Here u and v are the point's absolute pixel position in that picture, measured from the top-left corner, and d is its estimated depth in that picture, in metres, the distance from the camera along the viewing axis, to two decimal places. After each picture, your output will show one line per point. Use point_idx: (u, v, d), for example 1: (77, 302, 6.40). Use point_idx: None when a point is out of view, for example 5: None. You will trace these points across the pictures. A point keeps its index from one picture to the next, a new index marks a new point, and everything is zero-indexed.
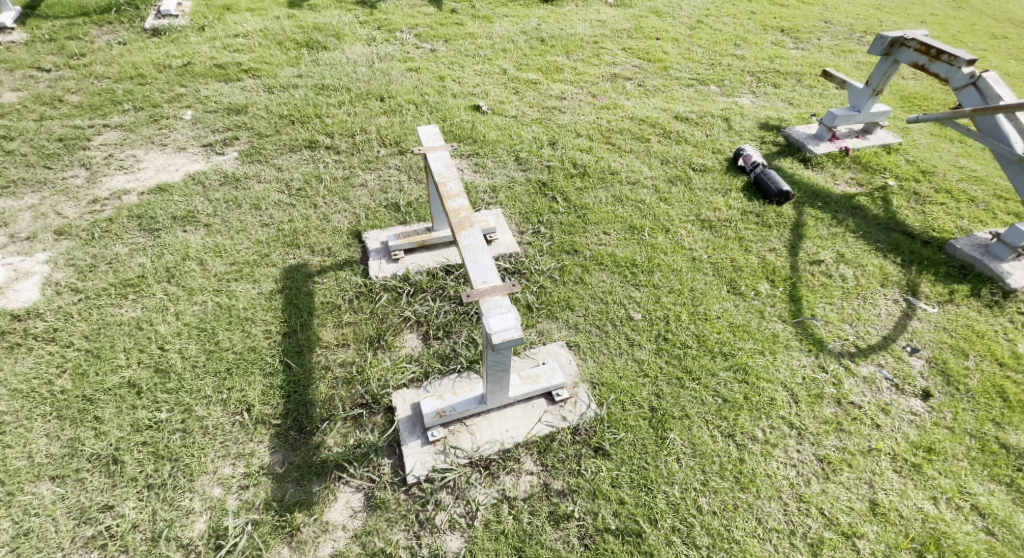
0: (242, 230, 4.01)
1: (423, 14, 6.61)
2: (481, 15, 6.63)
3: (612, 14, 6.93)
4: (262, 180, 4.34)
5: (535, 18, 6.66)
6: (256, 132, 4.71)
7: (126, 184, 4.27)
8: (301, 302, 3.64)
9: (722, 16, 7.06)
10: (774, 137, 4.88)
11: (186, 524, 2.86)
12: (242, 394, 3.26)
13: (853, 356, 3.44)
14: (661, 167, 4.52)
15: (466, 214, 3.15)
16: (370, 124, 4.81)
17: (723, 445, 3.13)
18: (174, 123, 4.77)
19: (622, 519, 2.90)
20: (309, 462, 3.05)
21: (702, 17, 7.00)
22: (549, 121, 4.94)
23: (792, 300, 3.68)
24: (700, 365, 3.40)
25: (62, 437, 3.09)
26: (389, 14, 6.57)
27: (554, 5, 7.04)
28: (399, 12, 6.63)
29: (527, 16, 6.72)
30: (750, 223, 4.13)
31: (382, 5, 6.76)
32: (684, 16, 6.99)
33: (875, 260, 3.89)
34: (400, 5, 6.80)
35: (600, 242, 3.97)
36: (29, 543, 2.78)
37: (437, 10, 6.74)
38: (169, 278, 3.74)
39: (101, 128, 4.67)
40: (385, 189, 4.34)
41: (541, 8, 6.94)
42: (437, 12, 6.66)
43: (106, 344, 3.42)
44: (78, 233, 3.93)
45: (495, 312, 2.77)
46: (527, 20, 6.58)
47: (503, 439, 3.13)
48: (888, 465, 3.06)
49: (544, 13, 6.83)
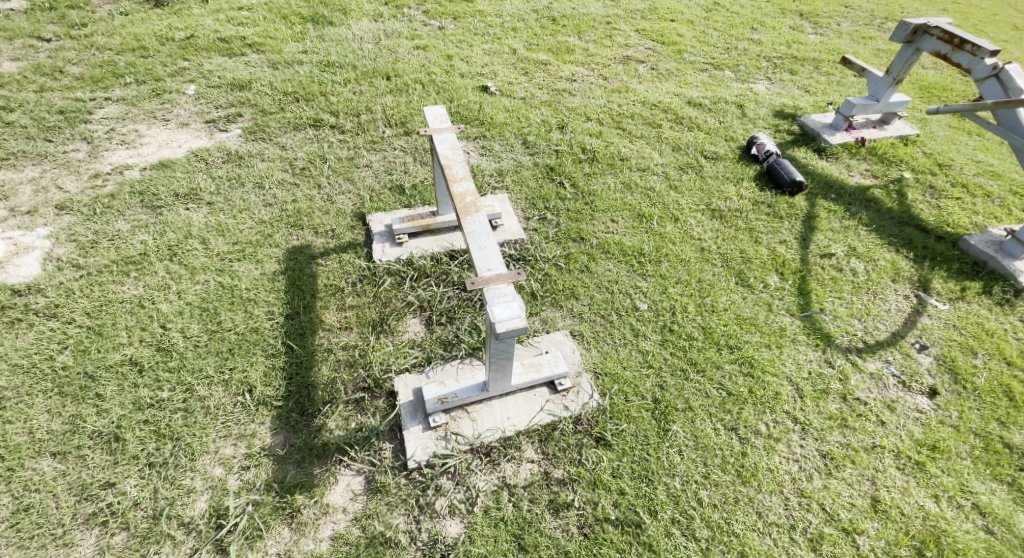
0: (245, 209, 3.96)
1: None
2: None
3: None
4: (265, 158, 4.28)
5: None
6: (260, 109, 4.63)
7: (128, 160, 4.21)
8: (304, 284, 3.61)
9: None
10: (788, 125, 4.78)
11: (186, 503, 2.86)
12: (244, 374, 3.24)
13: (860, 352, 3.40)
14: (672, 154, 4.44)
15: (471, 199, 3.10)
16: (376, 104, 4.73)
17: (725, 438, 3.11)
18: (177, 98, 4.69)
19: (621, 510, 2.90)
20: (310, 444, 3.04)
21: None
22: (558, 104, 4.84)
23: (801, 294, 3.63)
24: (705, 357, 3.36)
25: (63, 413, 3.09)
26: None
27: None
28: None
29: None
30: (760, 213, 4.06)
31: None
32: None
33: (887, 254, 3.83)
34: None
35: (607, 230, 3.91)
36: (31, 518, 2.80)
37: None
38: (171, 256, 3.71)
39: (103, 101, 4.60)
40: (390, 170, 4.27)
41: None
42: None
43: (107, 322, 3.40)
44: (80, 208, 3.89)
45: (499, 300, 2.73)
46: None
47: (505, 427, 3.11)
48: (892, 462, 3.03)
49: None
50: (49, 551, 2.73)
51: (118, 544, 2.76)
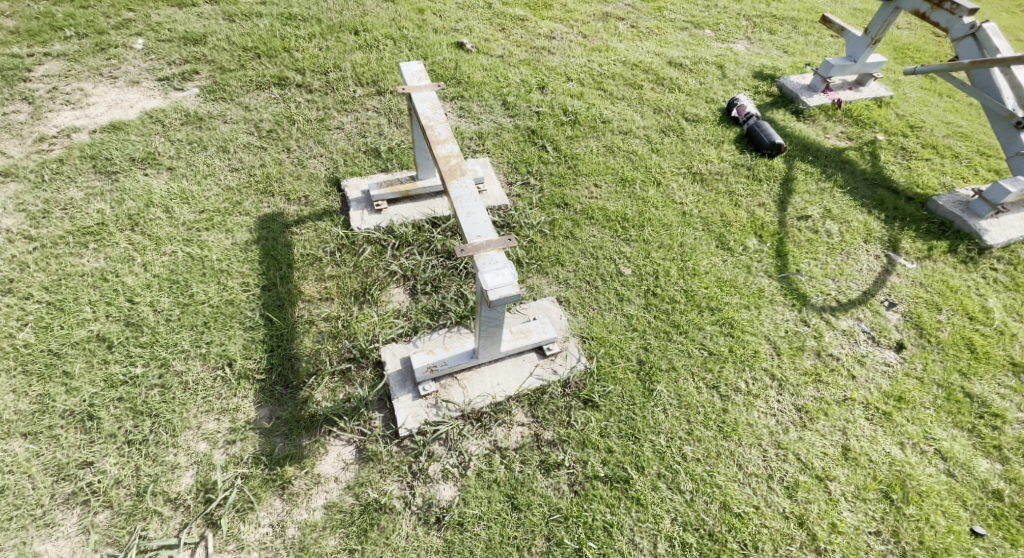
0: (210, 175, 3.74)
1: None
2: None
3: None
4: (228, 120, 4.03)
5: None
6: (219, 66, 4.33)
7: (75, 121, 3.90)
8: (280, 254, 3.47)
9: None
10: (767, 86, 4.79)
11: (172, 479, 2.79)
12: (222, 348, 3.14)
13: (834, 310, 3.54)
14: (654, 116, 4.40)
15: (456, 161, 3.01)
16: (345, 61, 4.49)
17: (707, 396, 3.21)
18: (125, 53, 4.33)
19: (610, 467, 2.97)
20: (297, 417, 2.99)
21: None
22: (537, 63, 4.70)
23: (779, 255, 3.72)
24: (688, 319, 3.44)
25: (30, 393, 2.94)
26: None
27: None
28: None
29: None
30: (740, 176, 4.10)
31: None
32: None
33: (860, 216, 3.94)
34: None
35: (591, 195, 3.88)
36: (5, 500, 2.68)
37: None
38: (133, 226, 3.50)
39: (42, 57, 4.20)
40: (364, 132, 4.09)
41: None
42: None
43: (69, 296, 3.21)
44: (26, 174, 3.60)
45: (491, 268, 2.70)
46: None
47: (495, 393, 3.14)
48: (861, 413, 3.20)
49: None
50: (28, 534, 2.63)
51: (102, 523, 2.68)
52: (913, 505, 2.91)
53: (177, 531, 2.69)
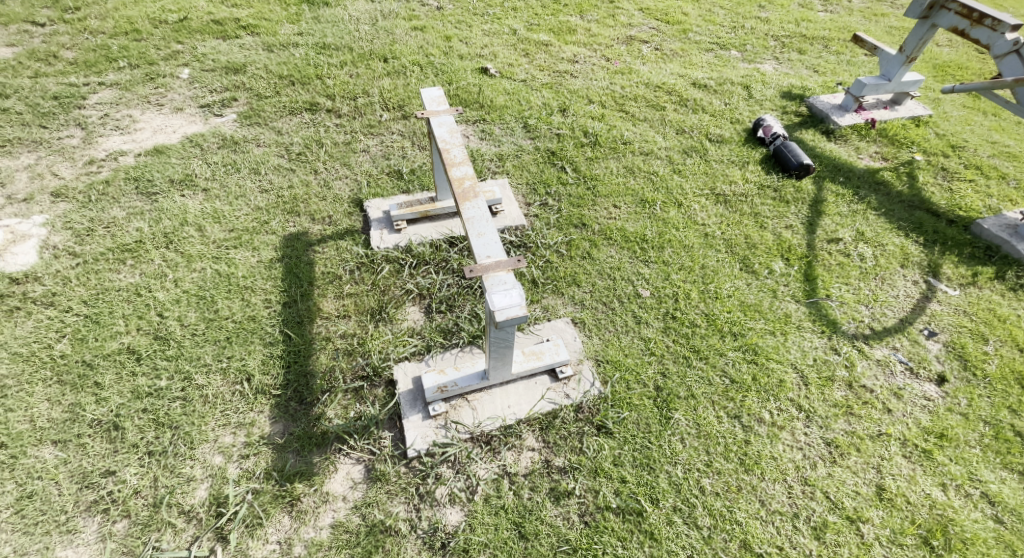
0: (241, 196, 3.90)
1: None
2: None
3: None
4: (261, 144, 4.21)
5: None
6: (255, 93, 4.55)
7: (123, 146, 4.14)
8: (302, 271, 3.56)
9: None
10: (796, 107, 4.67)
11: (186, 491, 2.85)
12: (242, 362, 3.22)
13: (867, 339, 3.36)
14: (676, 137, 4.34)
15: (469, 184, 3.04)
16: (373, 87, 4.64)
17: (728, 426, 3.08)
18: (171, 82, 4.60)
19: (623, 498, 2.87)
20: (309, 433, 3.02)
21: None
22: (559, 86, 4.74)
23: (807, 280, 3.57)
24: (708, 345, 3.34)
25: (63, 402, 3.08)
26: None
27: None
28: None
29: None
30: (766, 197, 3.97)
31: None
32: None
33: (896, 239, 3.75)
34: None
35: (610, 216, 3.84)
36: (32, 506, 2.79)
37: None
38: (168, 244, 3.66)
39: (97, 87, 4.50)
40: (388, 155, 4.20)
41: None
42: None
43: (105, 310, 3.37)
44: (75, 195, 3.84)
45: (499, 288, 2.71)
46: None
47: (505, 415, 3.09)
48: (898, 450, 3.00)
49: None
50: (51, 540, 2.73)
51: (119, 532, 2.76)
52: (956, 554, 2.69)
53: (188, 544, 2.73)
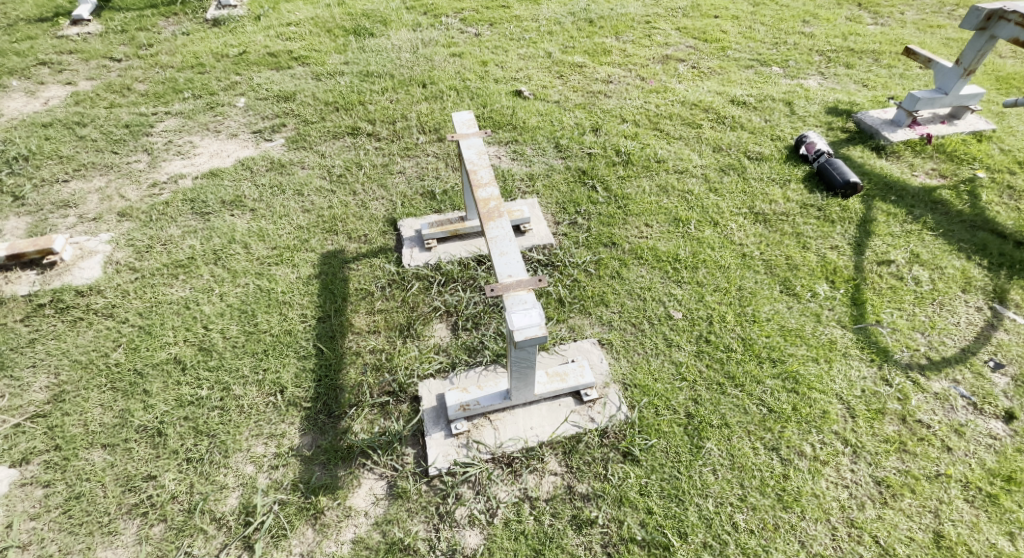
0: (285, 215, 4.07)
1: None
2: None
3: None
4: (305, 166, 4.40)
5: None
6: (303, 119, 4.78)
7: (183, 169, 4.44)
8: (336, 287, 3.67)
9: None
10: (843, 123, 4.55)
11: (219, 498, 2.92)
12: (276, 375, 3.32)
13: (923, 369, 3.13)
14: (713, 155, 4.29)
15: (495, 204, 3.03)
16: (411, 111, 4.80)
17: (765, 459, 2.89)
18: (229, 110, 4.92)
19: (649, 531, 2.73)
20: (336, 446, 3.06)
21: None
22: (593, 106, 4.75)
23: (854, 304, 3.39)
24: (745, 371, 3.17)
25: (114, 408, 3.23)
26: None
27: None
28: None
29: None
30: (809, 217, 3.85)
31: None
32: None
33: (956, 262, 3.54)
34: None
35: (641, 235, 3.77)
36: (80, 506, 2.91)
37: None
38: (216, 260, 3.86)
39: (163, 116, 4.87)
40: (423, 176, 4.31)
41: None
42: None
43: (157, 322, 3.56)
44: (139, 215, 4.12)
45: (519, 308, 2.66)
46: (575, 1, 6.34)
47: (527, 437, 3.02)
48: (959, 493, 2.74)
49: None
50: (94, 539, 2.83)
51: (156, 535, 2.85)
52: None
53: (218, 551, 2.79)
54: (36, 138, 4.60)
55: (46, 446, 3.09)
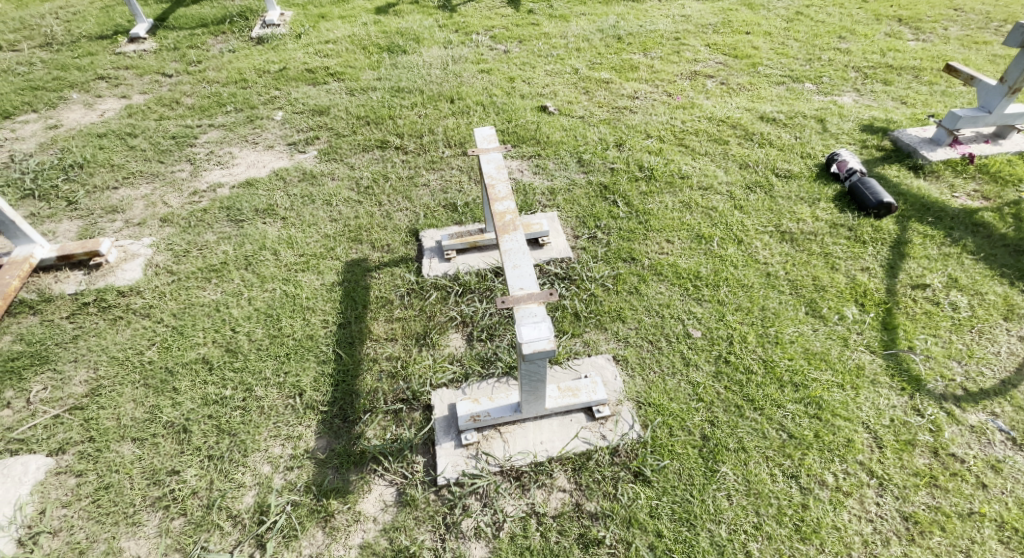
0: (313, 224, 4.19)
1: (501, 15, 6.58)
2: (558, 15, 6.52)
3: (699, 9, 6.52)
4: (335, 177, 4.53)
5: (613, 15, 6.44)
6: (335, 132, 4.94)
7: (221, 179, 4.63)
8: (358, 295, 3.73)
9: (828, 6, 6.45)
10: (879, 140, 4.42)
11: (236, 496, 2.97)
12: (296, 378, 3.37)
13: (958, 401, 3.00)
14: (740, 172, 4.22)
15: (511, 217, 3.04)
16: (438, 126, 4.91)
17: (784, 486, 2.79)
18: (267, 123, 5.12)
19: (656, 554, 2.66)
20: (349, 451, 3.08)
21: (803, 8, 6.42)
22: (618, 121, 4.74)
23: (885, 328, 3.28)
24: (764, 394, 3.07)
25: (145, 403, 3.34)
26: (468, 16, 6.61)
27: (636, 2, 6.75)
28: (477, 14, 6.65)
29: (606, 14, 6.51)
30: (840, 237, 3.75)
31: (462, 8, 6.82)
32: (781, 8, 6.45)
33: (998, 288, 3.41)
34: (479, 7, 6.82)
35: (661, 251, 3.73)
36: (107, 497, 2.99)
37: (515, 11, 6.69)
38: (247, 265, 3.97)
39: (207, 128, 5.10)
40: (446, 189, 4.39)
41: (621, 6, 6.69)
42: (515, 13, 6.61)
43: (188, 323, 3.67)
44: (179, 221, 4.30)
45: (529, 321, 2.65)
46: (604, 18, 6.38)
47: (537, 452, 2.98)
48: (992, 533, 2.62)
49: (624, 10, 6.57)
50: (119, 529, 2.91)
51: (176, 529, 2.90)
52: None
53: (232, 548, 2.83)
54: (91, 148, 4.89)
55: (81, 437, 3.21)
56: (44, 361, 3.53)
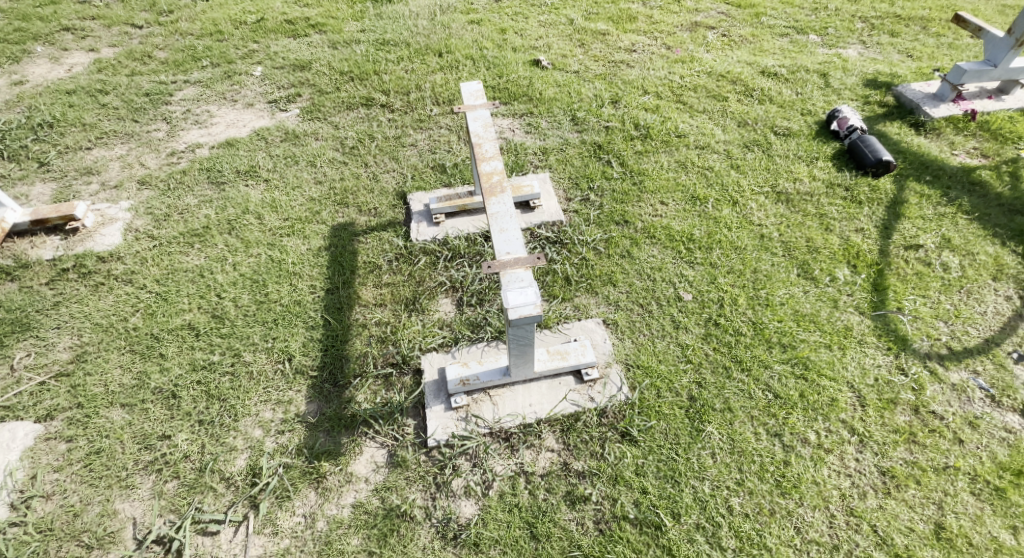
0: (298, 186, 4.08)
1: None
2: None
3: None
4: (319, 137, 4.39)
5: None
6: (317, 88, 4.76)
7: (200, 138, 4.46)
8: (345, 260, 3.67)
9: None
10: (881, 96, 4.34)
11: (228, 459, 2.97)
12: (285, 344, 3.33)
13: (942, 359, 3.05)
14: (737, 130, 4.13)
15: (498, 178, 2.96)
16: (426, 81, 4.73)
17: (767, 444, 2.85)
18: (246, 79, 4.91)
19: (641, 509, 2.72)
20: (340, 415, 3.08)
21: None
22: (614, 77, 4.60)
23: (875, 290, 3.30)
24: (752, 355, 3.10)
25: (133, 369, 3.29)
26: None
27: None
28: None
29: None
30: (836, 197, 3.72)
31: None
32: None
33: (989, 248, 3.42)
34: None
35: (655, 213, 3.68)
36: (100, 462, 2.99)
37: None
38: (230, 229, 3.87)
39: (182, 84, 4.89)
40: (434, 149, 4.28)
41: None
42: None
43: (172, 288, 3.60)
44: (157, 183, 4.16)
45: (515, 286, 2.60)
46: None
47: (526, 414, 2.99)
48: (965, 486, 2.70)
49: None
50: (113, 492, 2.91)
51: (169, 491, 2.91)
52: None
53: (226, 508, 2.85)
54: (60, 105, 4.67)
55: (69, 404, 3.17)
56: (25, 328, 3.45)
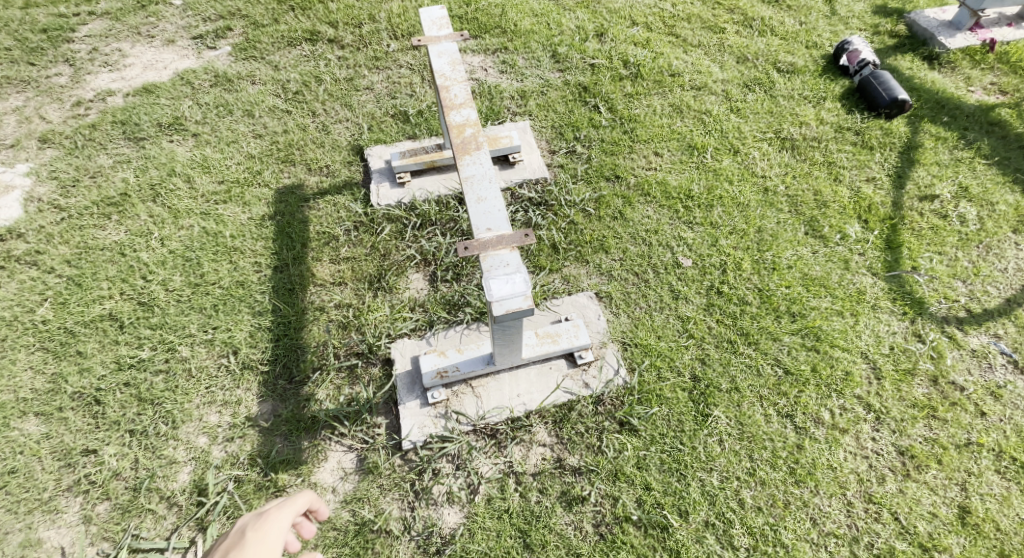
0: (233, 141, 3.47)
1: None
2: None
3: None
4: (256, 81, 3.74)
5: None
6: (251, 21, 4.05)
7: (112, 85, 3.76)
8: (294, 230, 3.14)
9: None
10: (892, 25, 3.86)
11: (168, 475, 2.55)
12: (228, 335, 2.85)
13: (961, 323, 2.74)
14: (736, 68, 3.62)
15: (471, 131, 2.45)
16: (381, 11, 4.07)
17: (778, 427, 2.53)
18: (165, 11, 4.15)
19: (645, 509, 2.40)
20: (298, 416, 2.65)
21: None
22: (598, 3, 4.00)
23: (888, 248, 2.93)
24: (760, 328, 2.74)
25: (47, 371, 2.79)
26: None
27: None
28: None
29: None
30: (845, 143, 3.30)
31: None
32: None
33: (1009, 196, 3.06)
34: None
35: (650, 165, 3.22)
36: (16, 483, 2.53)
37: None
38: (155, 197, 3.29)
39: (87, 18, 4.11)
40: (394, 92, 3.68)
41: None
42: None
43: (88, 271, 3.04)
44: (62, 141, 3.50)
45: (500, 273, 2.13)
46: None
47: (513, 406, 2.62)
48: (990, 464, 2.43)
49: None
50: (36, 518, 2.47)
51: (101, 515, 2.49)
52: None
53: (169, 533, 2.44)
54: None
55: None
56: None
